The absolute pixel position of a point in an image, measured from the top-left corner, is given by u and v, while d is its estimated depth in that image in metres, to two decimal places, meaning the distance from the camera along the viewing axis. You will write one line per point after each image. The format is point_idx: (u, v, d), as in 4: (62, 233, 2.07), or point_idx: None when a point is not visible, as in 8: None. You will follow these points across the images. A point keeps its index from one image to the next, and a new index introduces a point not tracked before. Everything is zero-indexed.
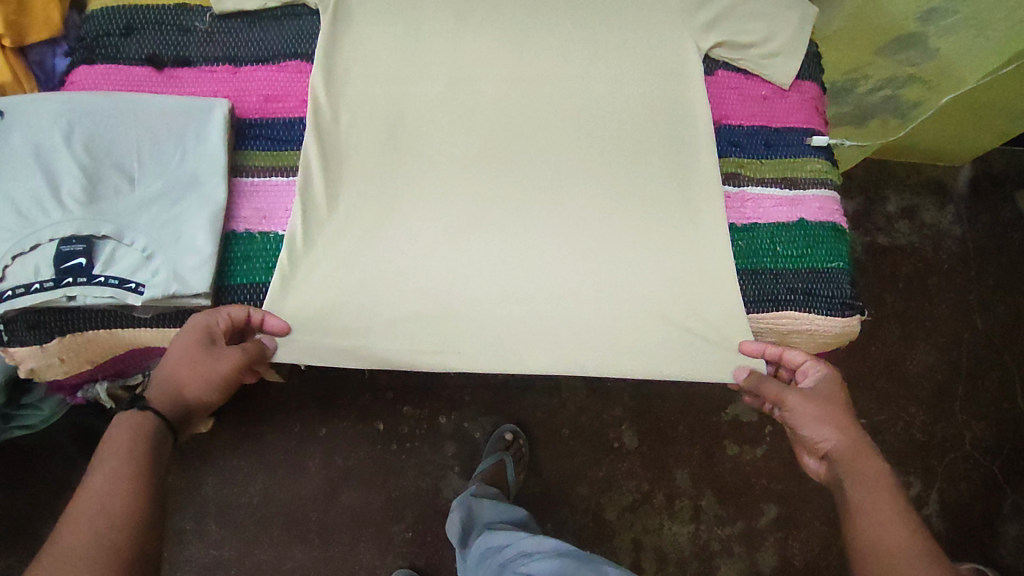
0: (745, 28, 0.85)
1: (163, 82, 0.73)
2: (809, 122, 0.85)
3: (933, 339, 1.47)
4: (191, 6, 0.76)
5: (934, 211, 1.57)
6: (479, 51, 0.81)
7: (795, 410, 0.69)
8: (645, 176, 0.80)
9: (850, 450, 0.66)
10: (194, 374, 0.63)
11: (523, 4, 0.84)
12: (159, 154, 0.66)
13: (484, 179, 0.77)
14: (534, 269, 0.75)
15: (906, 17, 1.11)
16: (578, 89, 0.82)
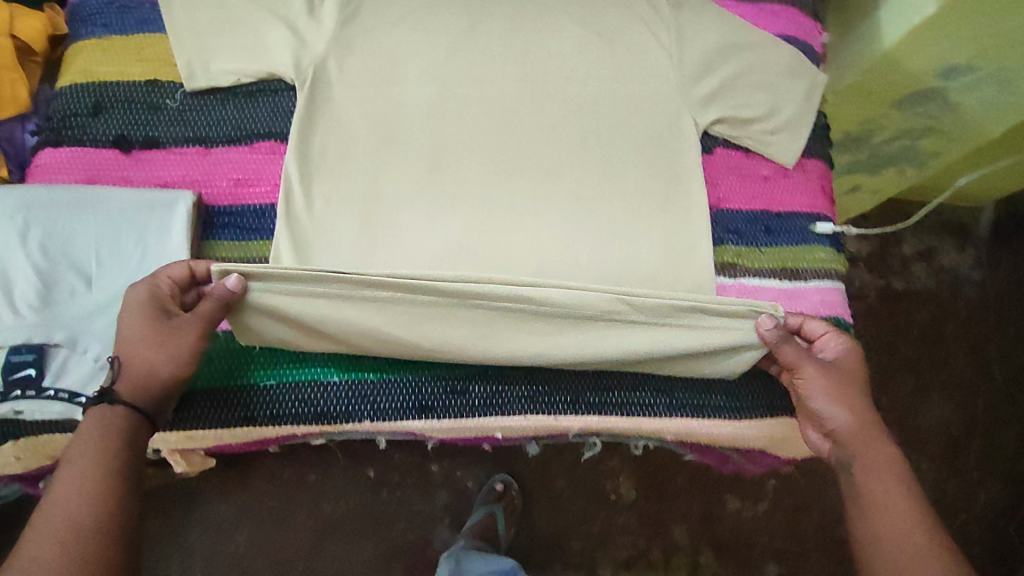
0: (746, 103, 0.82)
1: (131, 165, 0.70)
2: (812, 206, 0.82)
3: (948, 392, 1.41)
4: (162, 82, 0.73)
5: (954, 254, 1.50)
6: (466, 115, 0.78)
7: (807, 379, 0.67)
8: (635, 241, 0.76)
9: (857, 429, 0.65)
10: (159, 352, 0.59)
11: (515, 65, 0.80)
12: (120, 253, 0.63)
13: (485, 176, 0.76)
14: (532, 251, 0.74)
15: (925, 73, 1.05)
16: (570, 151, 0.78)
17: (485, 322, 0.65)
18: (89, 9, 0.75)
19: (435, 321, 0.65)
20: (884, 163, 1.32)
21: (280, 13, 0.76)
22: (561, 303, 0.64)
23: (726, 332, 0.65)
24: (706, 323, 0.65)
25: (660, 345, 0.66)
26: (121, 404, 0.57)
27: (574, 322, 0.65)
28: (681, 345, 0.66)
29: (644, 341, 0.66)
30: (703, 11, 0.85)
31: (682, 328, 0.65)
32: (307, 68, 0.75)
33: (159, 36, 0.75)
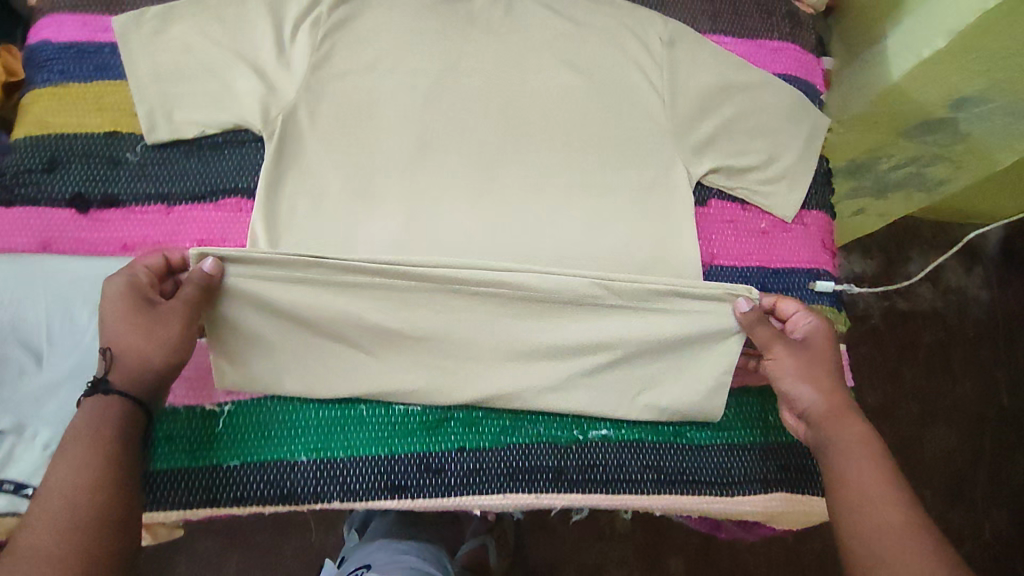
0: (742, 150, 0.78)
1: (89, 226, 0.66)
2: (814, 261, 0.78)
3: (954, 418, 1.36)
4: (121, 135, 0.69)
5: (960, 274, 1.44)
6: (446, 156, 0.74)
7: (776, 359, 0.63)
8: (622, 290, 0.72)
9: (828, 409, 0.61)
10: (148, 339, 0.56)
11: (498, 104, 0.76)
12: (73, 327, 0.60)
13: (476, 173, 0.74)
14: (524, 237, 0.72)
15: (932, 105, 0.98)
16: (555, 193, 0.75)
17: (467, 314, 0.64)
18: (44, 54, 0.71)
19: (410, 312, 0.64)
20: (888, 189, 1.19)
21: (249, 58, 0.72)
22: (537, 290, 0.64)
23: (706, 316, 0.65)
24: (684, 307, 0.65)
25: (645, 333, 0.65)
26: (115, 395, 0.54)
27: (552, 308, 0.65)
28: (664, 330, 0.65)
29: (625, 329, 0.65)
30: (697, 50, 0.80)
31: (663, 314, 0.65)
32: (275, 119, 0.70)
33: (119, 83, 0.71)
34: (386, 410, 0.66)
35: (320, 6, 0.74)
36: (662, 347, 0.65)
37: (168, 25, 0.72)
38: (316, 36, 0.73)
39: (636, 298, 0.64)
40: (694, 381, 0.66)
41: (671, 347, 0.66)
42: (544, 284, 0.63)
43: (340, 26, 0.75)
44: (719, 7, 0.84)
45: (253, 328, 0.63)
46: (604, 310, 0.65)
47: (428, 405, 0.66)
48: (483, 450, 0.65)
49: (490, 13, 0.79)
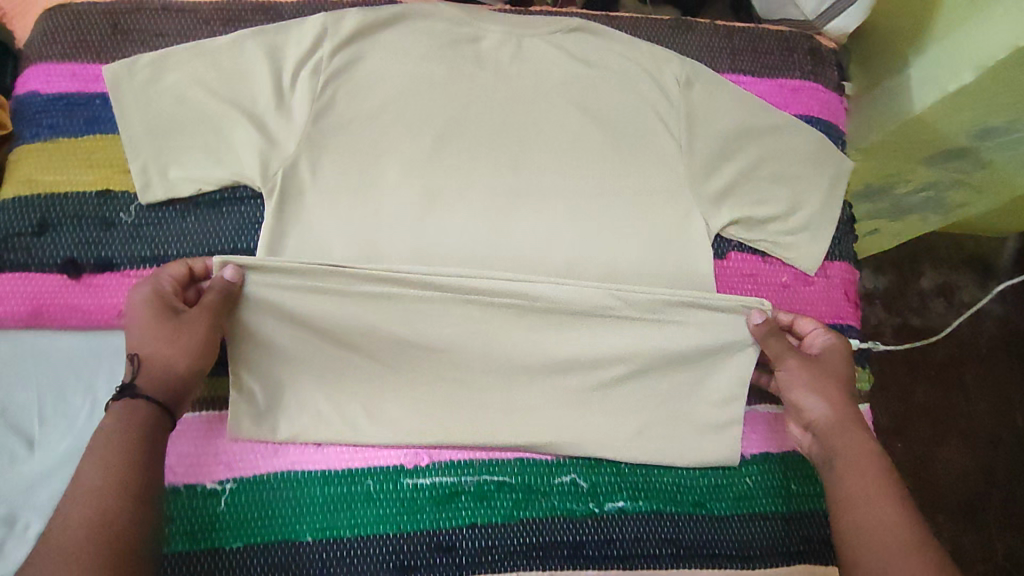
0: (762, 199, 0.75)
1: (80, 292, 0.63)
2: (837, 315, 0.75)
3: (968, 439, 1.23)
4: (114, 193, 0.66)
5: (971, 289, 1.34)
6: (450, 203, 0.71)
7: (789, 371, 0.66)
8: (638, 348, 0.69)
9: (837, 420, 0.63)
10: (173, 347, 0.58)
11: (503, 148, 0.73)
12: (66, 410, 0.59)
13: (486, 194, 0.71)
14: (533, 249, 0.71)
15: (956, 134, 0.93)
16: (563, 244, 0.71)
17: (484, 323, 0.66)
18: (32, 107, 0.67)
19: (423, 323, 0.65)
20: (903, 211, 1.14)
21: (248, 109, 0.68)
22: (557, 299, 0.66)
23: (716, 327, 0.67)
24: (696, 319, 0.67)
25: (657, 343, 0.67)
26: (141, 398, 0.55)
27: (567, 318, 0.67)
28: (671, 341, 0.67)
29: (635, 338, 0.67)
30: (718, 91, 0.76)
31: (669, 325, 0.67)
32: (275, 175, 0.67)
33: (112, 137, 0.67)
34: (394, 484, 0.64)
35: (320, 50, 0.70)
36: (673, 359, 0.68)
37: (160, 72, 0.68)
38: (316, 82, 0.69)
39: (646, 308, 0.67)
40: (710, 393, 0.69)
41: (681, 359, 0.68)
42: (557, 294, 0.65)
43: (341, 72, 0.71)
44: (738, 44, 0.80)
45: (271, 343, 0.64)
46: (616, 322, 0.67)
47: (438, 479, 0.64)
48: (495, 526, 0.63)
49: (499, 54, 0.75)
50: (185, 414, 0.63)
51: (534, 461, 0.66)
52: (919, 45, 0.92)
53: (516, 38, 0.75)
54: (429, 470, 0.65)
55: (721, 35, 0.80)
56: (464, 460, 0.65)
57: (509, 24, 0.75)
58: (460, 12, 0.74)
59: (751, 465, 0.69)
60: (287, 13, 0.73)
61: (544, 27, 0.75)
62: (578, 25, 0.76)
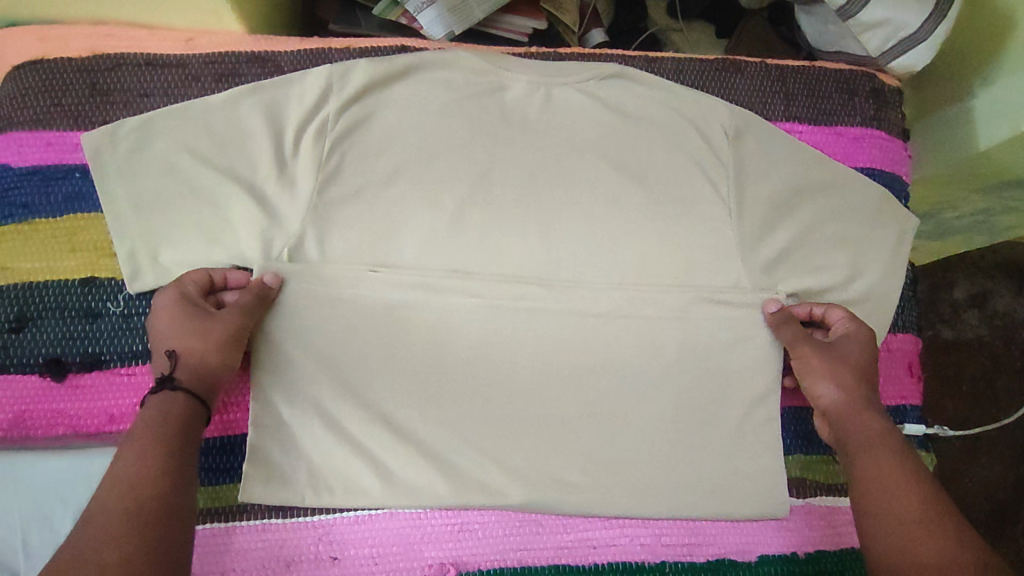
0: (817, 265, 0.68)
1: (68, 394, 0.57)
2: (901, 396, 0.69)
3: (1007, 461, 1.09)
4: (101, 280, 0.60)
5: (1010, 298, 1.16)
6: (462, 264, 0.64)
7: (802, 359, 0.62)
8: (675, 429, 0.64)
9: (851, 407, 0.59)
10: (206, 341, 0.55)
11: (518, 201, 0.65)
12: (53, 538, 0.52)
13: (516, 215, 0.65)
14: (570, 275, 0.65)
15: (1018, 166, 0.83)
16: (583, 302, 0.64)
17: (511, 329, 0.63)
18: (2, 183, 0.60)
19: (445, 340, 0.62)
20: (945, 235, 1.04)
21: (246, 179, 0.61)
22: (588, 304, 0.65)
23: (744, 326, 0.65)
24: (719, 318, 0.65)
25: (693, 373, 0.65)
26: (181, 390, 0.53)
27: (592, 318, 0.64)
28: (702, 346, 0.65)
29: (670, 344, 0.65)
30: (769, 144, 0.68)
31: (696, 323, 0.65)
32: (279, 254, 0.60)
33: (94, 216, 0.60)
34: None
35: (324, 108, 0.62)
36: (705, 363, 0.65)
37: (145, 138, 0.60)
38: (322, 147, 0.62)
39: (672, 307, 0.65)
40: (756, 479, 0.64)
41: (715, 371, 0.65)
42: (584, 294, 0.64)
43: (347, 134, 0.63)
44: (794, 87, 0.73)
45: (294, 386, 0.60)
46: (648, 321, 0.65)
47: None
48: None
49: (525, 107, 0.66)
50: (197, 529, 0.57)
51: (570, 569, 0.60)
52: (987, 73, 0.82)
53: (544, 87, 0.67)
54: None
55: (773, 77, 0.73)
56: (495, 570, 0.59)
57: (535, 72, 0.66)
58: (480, 59, 0.66)
59: (807, 567, 0.63)
60: (288, 66, 0.65)
61: (574, 74, 0.67)
62: (613, 71, 0.67)
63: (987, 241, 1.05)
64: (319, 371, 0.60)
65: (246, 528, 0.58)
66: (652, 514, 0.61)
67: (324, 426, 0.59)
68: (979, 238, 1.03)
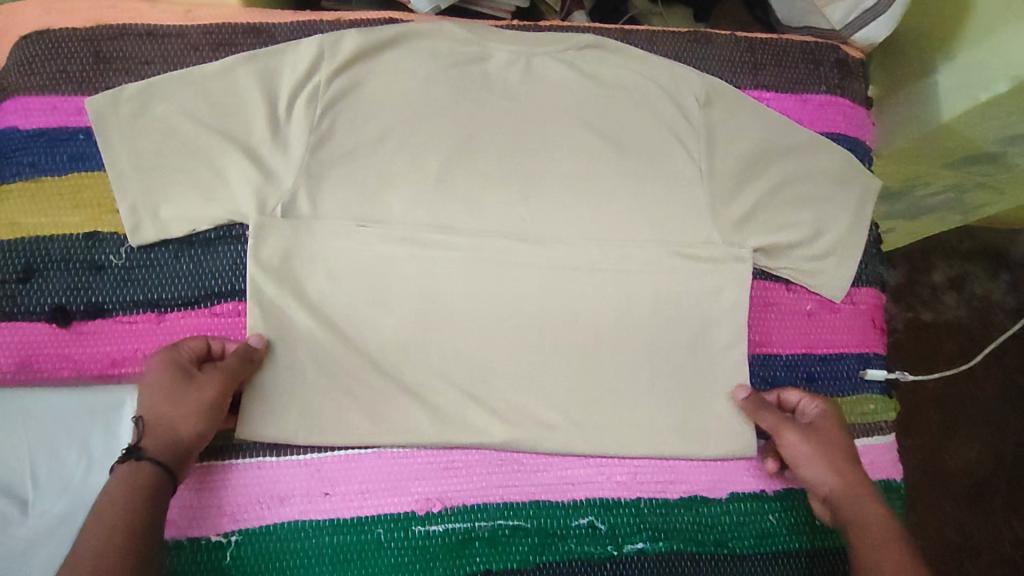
0: (786, 221, 0.71)
1: (72, 340, 0.61)
2: (864, 344, 0.72)
3: (979, 432, 1.13)
4: (102, 234, 0.63)
5: (986, 281, 1.20)
6: (450, 226, 0.67)
7: (789, 449, 0.63)
8: (649, 376, 0.67)
9: (848, 491, 0.60)
10: (179, 411, 0.56)
11: (499, 164, 0.69)
12: (60, 470, 0.55)
13: (497, 180, 0.69)
14: (548, 236, 0.68)
15: (982, 139, 0.86)
16: (562, 263, 0.68)
17: (493, 287, 0.67)
18: (10, 143, 0.64)
19: (431, 297, 0.66)
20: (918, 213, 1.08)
21: (240, 140, 0.64)
22: (562, 264, 0.68)
23: (714, 279, 0.69)
24: (690, 274, 0.69)
25: (665, 322, 0.68)
26: (146, 460, 0.53)
27: (568, 273, 0.68)
28: (675, 302, 0.69)
29: (644, 298, 0.68)
30: (739, 109, 0.71)
31: (668, 277, 0.69)
32: (274, 209, 0.64)
33: (98, 175, 0.64)
34: (405, 532, 0.61)
35: (315, 76, 0.66)
36: (678, 316, 0.69)
37: (145, 102, 0.64)
38: (314, 111, 0.65)
39: (646, 263, 0.69)
40: (727, 422, 0.67)
41: (687, 322, 0.69)
42: (562, 251, 0.68)
43: (339, 99, 0.66)
44: (761, 58, 0.76)
45: (288, 335, 0.63)
46: (624, 278, 0.68)
47: (450, 526, 0.61)
48: (511, 572, 0.61)
49: (506, 74, 0.70)
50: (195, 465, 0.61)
51: (549, 504, 0.63)
52: (948, 49, 0.85)
53: (524, 56, 0.70)
54: (442, 516, 0.62)
55: (743, 49, 0.76)
56: (479, 505, 0.62)
57: (517, 42, 0.70)
58: (463, 30, 0.69)
59: (774, 502, 0.66)
60: (281, 37, 0.69)
61: (553, 44, 0.71)
62: (589, 42, 0.71)
63: (959, 218, 1.09)
64: (312, 322, 0.63)
65: (243, 466, 0.61)
66: (628, 452, 0.65)
67: (315, 373, 0.63)
68: (950, 216, 1.07)
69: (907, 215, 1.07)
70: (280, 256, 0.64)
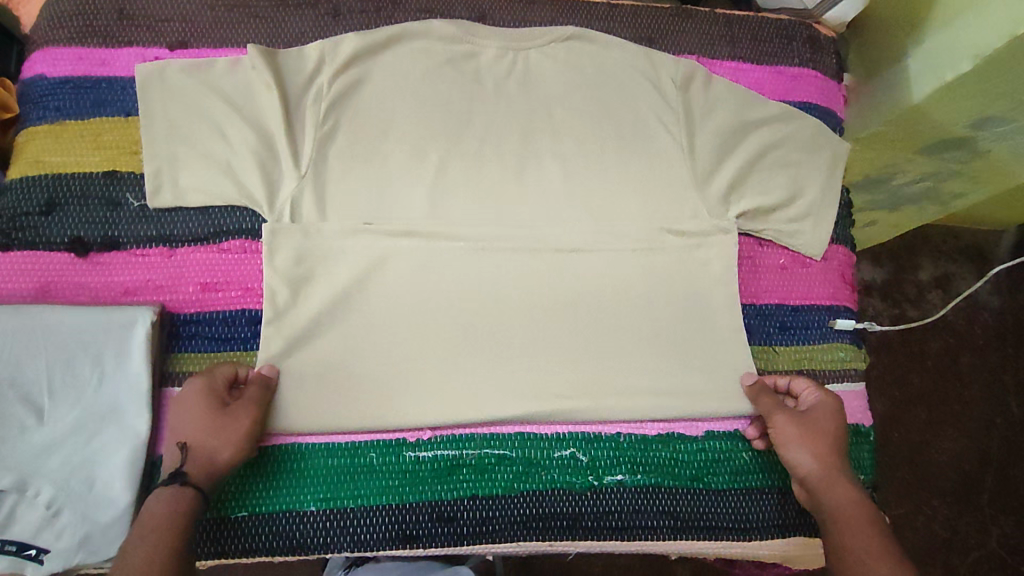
0: (765, 185, 0.75)
1: (88, 269, 0.65)
2: (834, 297, 0.77)
3: (961, 424, 1.17)
4: (120, 174, 0.67)
5: (970, 281, 1.25)
6: (445, 191, 0.71)
7: (777, 429, 0.66)
8: (632, 328, 0.70)
9: (823, 479, 0.62)
10: (216, 440, 0.59)
11: (490, 130, 0.73)
12: (74, 382, 0.58)
13: (490, 154, 0.73)
14: (537, 201, 0.72)
15: (952, 124, 0.90)
16: (553, 235, 0.72)
17: (488, 254, 0.70)
18: (39, 90, 0.69)
19: (428, 258, 0.69)
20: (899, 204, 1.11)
21: (253, 121, 0.68)
22: (552, 232, 0.72)
23: (695, 239, 0.73)
24: (671, 237, 0.73)
25: (649, 279, 0.72)
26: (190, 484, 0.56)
27: (557, 236, 0.72)
28: (658, 263, 0.72)
29: (629, 259, 0.72)
30: (718, 83, 0.76)
31: (650, 237, 0.73)
32: (283, 207, 0.67)
33: (119, 119, 0.69)
34: (397, 457, 0.65)
35: (318, 78, 0.70)
36: (661, 275, 0.72)
37: (162, 70, 0.68)
38: (324, 81, 0.70)
39: (631, 226, 0.73)
40: (705, 372, 0.70)
41: (669, 279, 0.72)
42: (552, 216, 0.72)
43: (342, 97, 0.70)
44: (738, 33, 0.82)
45: (290, 281, 0.67)
46: (610, 241, 0.72)
47: (439, 452, 0.65)
48: (495, 497, 0.65)
49: (496, 71, 0.74)
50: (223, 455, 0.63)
51: (533, 436, 0.67)
52: (918, 36, 0.89)
53: (511, 53, 0.75)
54: (432, 443, 0.65)
55: (721, 24, 0.82)
56: (467, 435, 0.66)
57: (503, 39, 0.74)
58: (454, 28, 0.73)
59: (748, 441, 0.70)
60: (293, 38, 0.74)
61: (542, 37, 0.75)
62: (572, 33, 0.75)
63: (938, 210, 1.13)
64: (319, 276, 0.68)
65: None
66: (611, 419, 0.68)
67: (314, 325, 0.66)
68: (929, 207, 1.11)
69: (886, 205, 1.11)
70: (284, 202, 0.67)
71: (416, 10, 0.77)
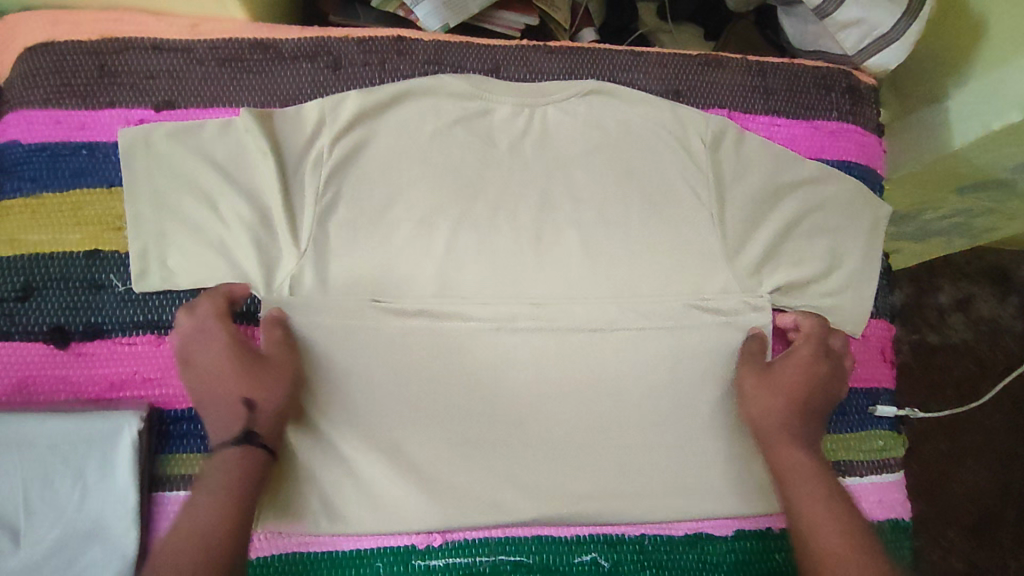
0: (803, 257, 0.70)
1: (69, 362, 0.60)
2: (873, 379, 0.72)
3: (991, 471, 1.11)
4: (102, 254, 0.62)
5: (993, 302, 1.17)
6: (452, 259, 0.65)
7: (761, 377, 0.65)
8: (654, 411, 0.66)
9: (784, 427, 0.63)
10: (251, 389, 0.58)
11: (501, 193, 0.67)
12: (54, 499, 0.54)
13: (502, 219, 0.66)
14: (554, 269, 0.67)
15: (991, 167, 0.82)
16: (568, 309, 0.66)
17: (501, 332, 0.65)
18: (13, 158, 0.63)
19: (434, 336, 0.64)
20: (925, 237, 1.04)
21: (247, 193, 0.62)
22: (569, 308, 0.66)
23: (727, 316, 0.67)
24: (700, 313, 0.67)
25: (676, 359, 0.66)
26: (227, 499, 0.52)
27: (575, 311, 0.66)
28: (686, 341, 0.67)
29: (654, 335, 0.66)
30: (754, 140, 0.69)
31: (678, 312, 0.67)
32: (280, 286, 0.62)
33: (101, 191, 0.63)
34: (405, 566, 0.63)
35: (318, 141, 0.63)
36: (688, 353, 0.67)
37: (148, 137, 0.62)
38: (321, 144, 0.63)
39: (655, 299, 0.67)
40: (733, 461, 0.66)
41: (697, 359, 0.67)
42: (567, 289, 0.66)
43: (342, 162, 0.64)
44: (773, 83, 0.75)
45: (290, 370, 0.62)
46: (633, 317, 0.66)
47: (450, 560, 0.63)
48: None
49: (510, 130, 0.68)
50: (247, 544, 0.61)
51: (552, 539, 0.64)
52: (963, 75, 0.82)
53: (529, 109, 0.68)
54: (441, 551, 0.63)
55: (754, 73, 0.75)
56: (479, 539, 0.64)
57: (518, 95, 0.67)
58: (465, 83, 0.66)
59: (778, 538, 0.66)
60: (290, 96, 0.67)
61: (562, 92, 0.68)
62: (591, 88, 0.68)
63: (968, 242, 1.06)
64: (319, 359, 0.62)
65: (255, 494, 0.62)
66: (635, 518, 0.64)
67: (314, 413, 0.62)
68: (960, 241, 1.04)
69: (913, 239, 1.04)
70: (281, 283, 0.62)
71: (423, 61, 0.70)
